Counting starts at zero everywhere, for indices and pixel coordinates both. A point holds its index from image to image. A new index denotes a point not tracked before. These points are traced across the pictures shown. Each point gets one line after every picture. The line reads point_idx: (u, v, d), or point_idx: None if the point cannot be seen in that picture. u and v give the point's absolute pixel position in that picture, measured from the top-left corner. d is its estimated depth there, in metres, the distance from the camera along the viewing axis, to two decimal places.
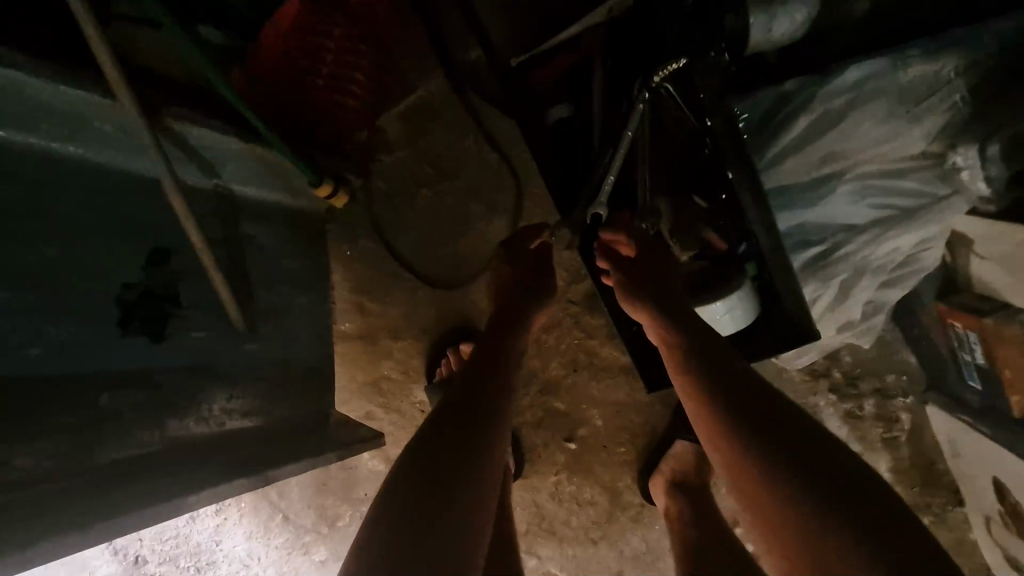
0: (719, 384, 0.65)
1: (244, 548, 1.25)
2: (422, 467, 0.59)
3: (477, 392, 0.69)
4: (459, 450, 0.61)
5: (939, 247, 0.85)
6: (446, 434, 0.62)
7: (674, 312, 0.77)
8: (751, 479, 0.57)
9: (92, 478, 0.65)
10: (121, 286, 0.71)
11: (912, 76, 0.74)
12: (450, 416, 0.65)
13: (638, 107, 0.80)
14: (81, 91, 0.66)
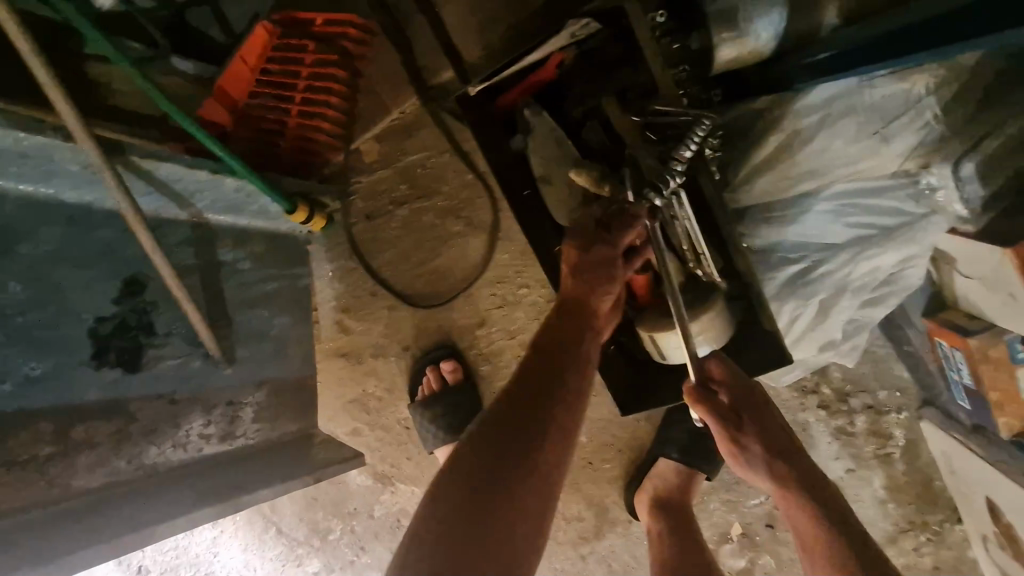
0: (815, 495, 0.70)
1: (241, 559, 1.28)
2: (460, 501, 0.57)
3: (525, 401, 0.64)
4: (502, 479, 0.58)
5: (923, 265, 0.82)
6: (482, 460, 0.60)
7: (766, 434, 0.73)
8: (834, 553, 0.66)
9: (56, 511, 0.67)
10: (93, 320, 0.75)
11: (880, 96, 0.73)
12: (493, 437, 0.61)
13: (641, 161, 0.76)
14: (40, 135, 0.65)
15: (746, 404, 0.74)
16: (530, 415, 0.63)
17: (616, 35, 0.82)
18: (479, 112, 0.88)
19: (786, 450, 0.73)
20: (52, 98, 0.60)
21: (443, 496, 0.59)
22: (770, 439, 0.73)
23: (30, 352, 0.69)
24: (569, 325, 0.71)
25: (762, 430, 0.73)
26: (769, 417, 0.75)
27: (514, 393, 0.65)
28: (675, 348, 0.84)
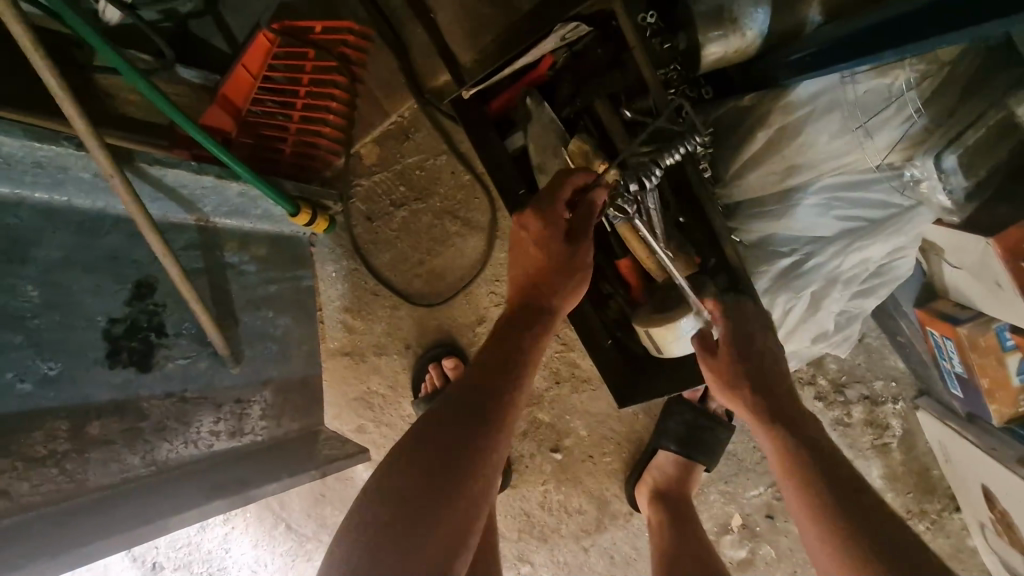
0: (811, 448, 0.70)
1: (252, 555, 1.31)
2: (419, 476, 0.61)
3: (483, 386, 0.68)
4: (457, 448, 0.63)
5: (912, 256, 0.84)
6: (440, 438, 0.64)
7: (768, 392, 0.75)
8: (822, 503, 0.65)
9: (70, 506, 0.70)
10: (107, 321, 0.78)
11: (865, 91, 0.75)
12: (451, 410, 0.66)
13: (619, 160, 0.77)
14: (56, 146, 0.68)
15: (749, 364, 0.77)
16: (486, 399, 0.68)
17: (605, 38, 0.85)
18: (474, 115, 0.90)
19: (791, 408, 0.74)
20: (66, 111, 0.63)
21: (401, 467, 0.63)
22: (773, 397, 0.75)
23: (45, 353, 0.71)
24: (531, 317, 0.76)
25: (765, 387, 0.76)
26: (776, 376, 0.76)
27: (472, 377, 0.70)
28: (669, 342, 0.85)
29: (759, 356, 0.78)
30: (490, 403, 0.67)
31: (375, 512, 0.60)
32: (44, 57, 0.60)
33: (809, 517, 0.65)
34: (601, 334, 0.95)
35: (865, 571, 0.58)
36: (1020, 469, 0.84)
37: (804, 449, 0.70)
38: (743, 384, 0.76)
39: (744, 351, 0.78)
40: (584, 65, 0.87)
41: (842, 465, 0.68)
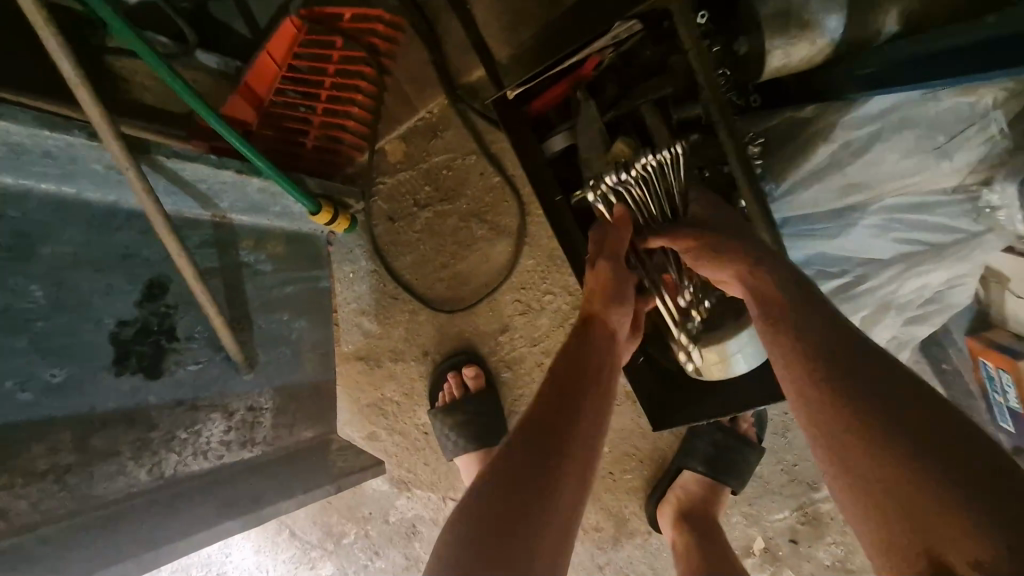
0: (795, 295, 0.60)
1: (254, 561, 1.27)
2: (495, 525, 0.55)
3: (547, 426, 0.62)
4: (525, 495, 0.57)
5: (973, 283, 0.78)
6: (509, 480, 0.58)
7: (764, 263, 0.64)
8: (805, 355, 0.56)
9: (67, 527, 0.64)
10: (115, 324, 0.72)
11: (943, 109, 0.70)
12: (519, 454, 0.60)
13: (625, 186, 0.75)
14: (65, 134, 0.63)
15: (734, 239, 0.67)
16: (552, 452, 0.60)
17: (655, 37, 0.79)
18: (513, 118, 0.84)
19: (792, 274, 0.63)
20: (81, 99, 0.59)
21: (472, 509, 0.57)
22: (769, 269, 0.63)
23: (49, 357, 0.66)
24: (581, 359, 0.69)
25: (759, 262, 0.64)
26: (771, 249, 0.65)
27: (534, 418, 0.63)
28: (711, 363, 0.79)
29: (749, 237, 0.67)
30: (556, 446, 0.61)
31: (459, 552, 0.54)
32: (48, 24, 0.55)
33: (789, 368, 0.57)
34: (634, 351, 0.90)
35: (846, 415, 0.51)
36: None
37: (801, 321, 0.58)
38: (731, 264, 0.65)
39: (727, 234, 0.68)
40: (632, 67, 0.81)
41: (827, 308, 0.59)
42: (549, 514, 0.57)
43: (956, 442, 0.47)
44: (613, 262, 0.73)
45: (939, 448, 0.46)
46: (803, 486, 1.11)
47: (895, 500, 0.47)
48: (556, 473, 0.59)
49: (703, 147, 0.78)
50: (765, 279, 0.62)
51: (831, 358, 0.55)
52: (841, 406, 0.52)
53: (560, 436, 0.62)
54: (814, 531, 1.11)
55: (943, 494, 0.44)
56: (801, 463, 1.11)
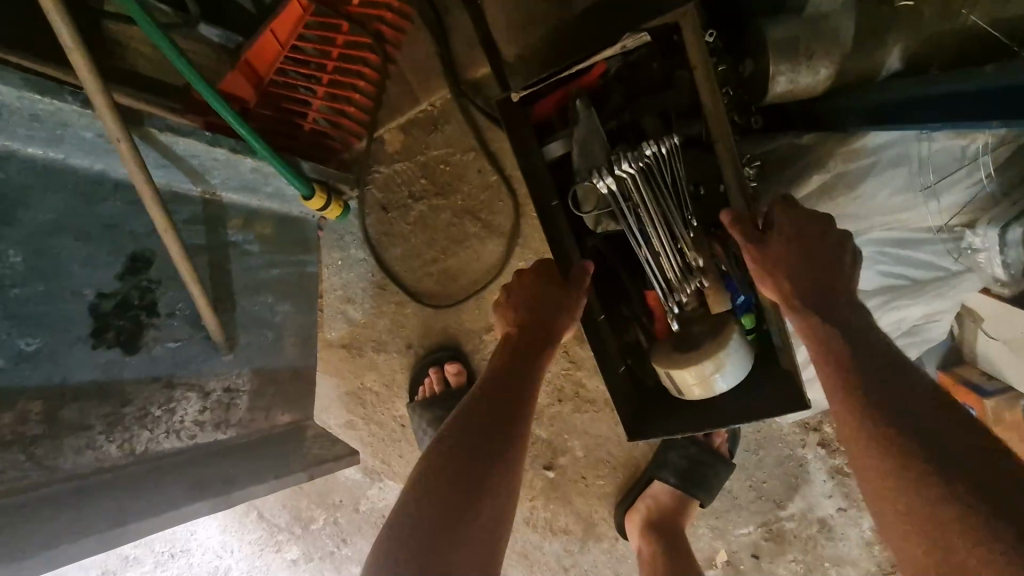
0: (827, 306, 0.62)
1: (219, 539, 1.26)
2: (442, 495, 0.62)
3: (493, 411, 0.69)
4: (472, 471, 0.64)
5: (948, 319, 0.80)
6: (456, 458, 0.65)
7: (815, 280, 0.63)
8: (840, 367, 0.57)
9: (31, 499, 0.63)
10: (95, 295, 0.71)
11: (937, 149, 0.71)
12: (465, 434, 0.67)
13: (626, 176, 0.75)
14: (59, 100, 0.61)
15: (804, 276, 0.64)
16: (496, 433, 0.67)
17: (665, 52, 0.79)
18: (516, 118, 0.79)
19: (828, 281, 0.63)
20: (74, 64, 0.58)
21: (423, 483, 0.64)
22: (827, 313, 0.61)
23: (23, 326, 0.65)
24: (520, 373, 0.74)
25: (829, 307, 0.62)
26: (825, 276, 0.63)
27: (481, 401, 0.70)
28: (690, 382, 0.77)
29: (823, 271, 0.64)
30: (499, 429, 0.68)
31: (414, 517, 0.61)
32: None
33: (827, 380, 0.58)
34: (616, 361, 0.86)
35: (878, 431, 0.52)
36: None
37: (836, 332, 0.59)
38: (798, 305, 0.62)
39: (797, 258, 0.64)
40: (638, 79, 0.81)
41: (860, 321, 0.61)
42: (491, 488, 0.64)
43: (976, 460, 0.48)
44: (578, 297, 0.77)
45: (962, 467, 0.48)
46: (769, 503, 1.13)
47: (925, 518, 0.47)
48: (499, 451, 0.66)
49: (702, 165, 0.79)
50: (830, 326, 0.60)
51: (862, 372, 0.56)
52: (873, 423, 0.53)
53: (503, 418, 0.69)
54: (775, 547, 1.14)
55: (992, 545, 0.43)
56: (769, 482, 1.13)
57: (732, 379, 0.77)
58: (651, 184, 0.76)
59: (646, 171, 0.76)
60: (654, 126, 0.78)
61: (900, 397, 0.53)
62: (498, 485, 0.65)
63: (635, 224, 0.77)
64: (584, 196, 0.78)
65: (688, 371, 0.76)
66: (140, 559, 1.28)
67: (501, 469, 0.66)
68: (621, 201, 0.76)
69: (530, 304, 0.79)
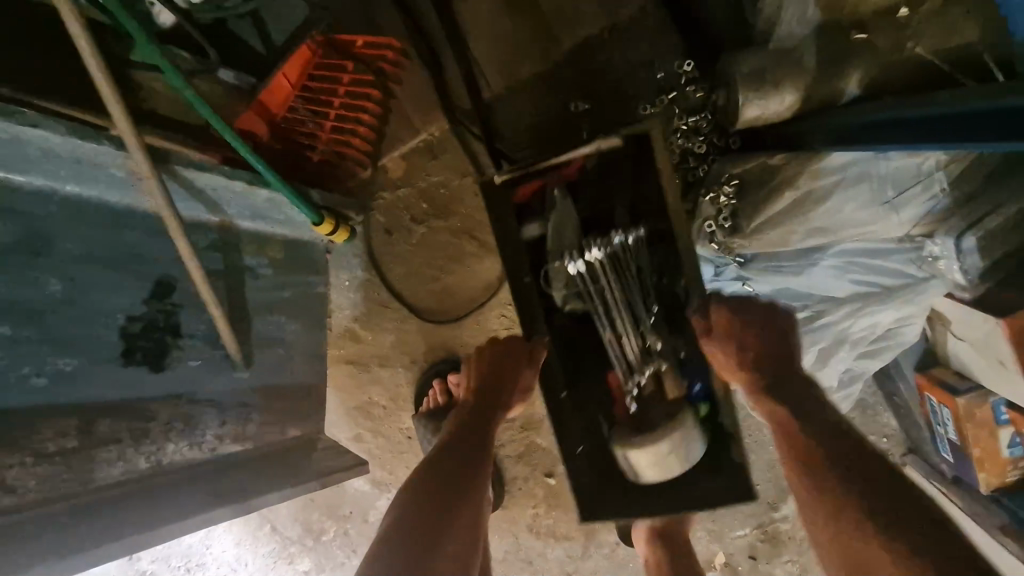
0: (788, 392, 0.69)
1: (233, 553, 1.30)
2: (427, 496, 0.67)
3: (472, 438, 0.76)
4: (455, 481, 0.69)
5: (919, 323, 0.85)
6: (440, 467, 0.70)
7: (775, 368, 0.71)
8: (805, 453, 0.64)
9: (70, 508, 0.67)
10: (125, 319, 0.77)
11: (897, 166, 0.77)
12: (449, 451, 0.73)
13: (597, 258, 0.85)
14: (99, 144, 0.68)
15: (771, 356, 0.72)
16: (475, 451, 0.73)
17: (634, 155, 0.90)
18: (499, 197, 0.89)
19: (787, 363, 0.71)
20: (111, 112, 0.65)
21: (410, 490, 0.68)
22: (791, 398, 0.68)
23: (61, 348, 0.69)
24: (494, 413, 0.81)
25: (790, 390, 0.69)
26: (786, 359, 0.71)
27: (459, 432, 0.77)
28: (646, 465, 0.82)
29: (780, 350, 0.72)
30: (478, 452, 0.74)
31: (402, 513, 0.64)
32: (90, 44, 0.62)
33: (794, 464, 0.65)
34: (575, 440, 0.90)
35: (846, 512, 0.58)
36: (1004, 538, 0.85)
37: (798, 416, 0.66)
38: (760, 387, 0.71)
39: (756, 344, 0.73)
40: (610, 175, 0.93)
41: (822, 403, 0.68)
42: (469, 498, 0.68)
43: (934, 534, 0.53)
44: (533, 372, 0.87)
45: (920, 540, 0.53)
46: (764, 505, 1.17)
47: None
48: (477, 468, 0.72)
49: (665, 257, 0.90)
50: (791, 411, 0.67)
51: (826, 456, 0.62)
52: (840, 504, 0.59)
53: (480, 443, 0.75)
54: (771, 549, 1.18)
55: None
56: (762, 485, 1.18)
57: (683, 465, 0.82)
58: (618, 270, 0.87)
59: (614, 257, 0.87)
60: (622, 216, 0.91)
61: (862, 476, 0.60)
62: (474, 496, 0.69)
63: (606, 305, 0.87)
64: (555, 272, 0.87)
65: (643, 454, 0.81)
66: (157, 575, 1.32)
67: (478, 483, 0.70)
68: (592, 283, 0.86)
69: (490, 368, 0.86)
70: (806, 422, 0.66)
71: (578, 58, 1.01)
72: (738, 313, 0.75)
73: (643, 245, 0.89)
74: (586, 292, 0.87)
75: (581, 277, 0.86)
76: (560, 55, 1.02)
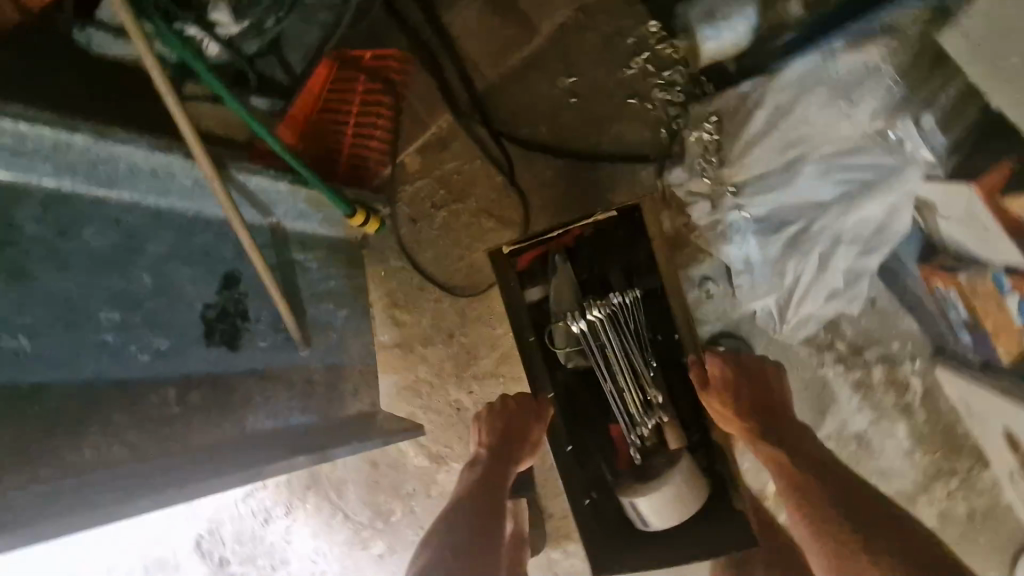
0: (775, 434, 1.00)
1: (312, 547, 1.40)
2: (457, 561, 0.86)
3: (489, 490, 0.98)
4: (482, 513, 0.95)
5: (908, 211, 0.91)
6: (465, 535, 0.90)
7: (759, 414, 1.02)
8: (800, 484, 0.94)
9: (179, 460, 0.80)
10: (202, 306, 0.90)
11: (846, 66, 0.85)
12: (473, 506, 0.95)
13: (597, 316, 1.07)
14: (170, 155, 0.82)
15: (758, 409, 1.02)
16: (491, 516, 0.94)
17: (626, 226, 1.11)
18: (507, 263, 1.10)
19: (767, 414, 1.02)
20: (177, 120, 0.78)
21: (444, 550, 0.88)
22: (777, 434, 1.00)
23: (158, 330, 0.83)
24: (502, 470, 1.02)
25: (775, 433, 1.00)
26: (769, 410, 1.03)
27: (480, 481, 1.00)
28: (650, 511, 1.03)
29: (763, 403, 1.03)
30: (496, 491, 0.99)
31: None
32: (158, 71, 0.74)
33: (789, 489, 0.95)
34: (581, 494, 1.09)
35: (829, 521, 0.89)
36: None
37: (786, 451, 0.97)
38: (756, 431, 1.00)
39: (751, 399, 1.03)
40: (605, 242, 1.13)
41: (791, 434, 1.01)
42: (491, 554, 0.89)
43: (875, 523, 0.87)
44: (542, 426, 1.07)
45: (868, 523, 0.87)
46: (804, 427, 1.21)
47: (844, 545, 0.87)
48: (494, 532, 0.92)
49: (655, 316, 1.13)
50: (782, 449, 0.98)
51: (812, 480, 0.93)
52: (818, 511, 0.91)
53: (493, 508, 0.96)
54: None
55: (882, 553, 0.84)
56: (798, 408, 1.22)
57: (683, 506, 1.03)
58: (615, 325, 1.10)
59: (613, 315, 1.10)
60: (618, 277, 1.12)
61: (825, 483, 0.93)
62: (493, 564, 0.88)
63: (609, 356, 1.09)
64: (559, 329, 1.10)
65: (652, 497, 1.02)
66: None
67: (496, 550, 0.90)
68: (595, 338, 1.08)
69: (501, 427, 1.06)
70: (795, 459, 0.96)
71: (557, 38, 1.14)
72: (734, 372, 1.05)
73: (639, 306, 1.11)
74: (591, 347, 1.09)
75: (586, 334, 1.08)
76: (541, 40, 1.15)
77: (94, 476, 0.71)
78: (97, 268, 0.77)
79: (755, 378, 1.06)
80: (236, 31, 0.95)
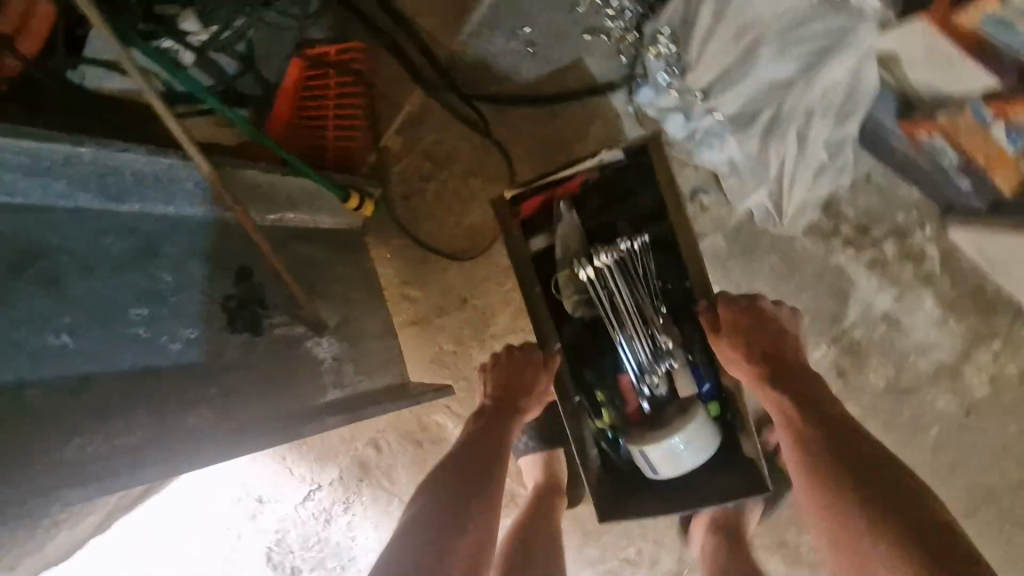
0: (783, 377, 0.93)
1: (377, 538, 1.42)
2: (447, 503, 0.87)
3: (490, 437, 0.98)
4: (479, 461, 0.94)
5: (871, 68, 0.90)
6: (456, 478, 0.91)
7: (772, 359, 0.95)
8: (807, 436, 0.87)
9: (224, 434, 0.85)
10: (223, 297, 0.95)
11: None
12: (469, 451, 0.96)
13: (606, 262, 1.09)
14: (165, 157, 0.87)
15: (768, 354, 0.95)
16: (487, 462, 0.94)
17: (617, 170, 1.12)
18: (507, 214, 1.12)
19: (777, 357, 0.95)
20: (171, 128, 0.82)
21: (433, 492, 0.89)
22: (784, 379, 0.93)
23: (184, 321, 0.88)
24: (506, 419, 1.02)
25: (785, 379, 0.93)
26: (779, 352, 0.96)
27: (481, 427, 1.00)
28: (659, 458, 1.04)
29: (774, 346, 0.96)
30: (497, 438, 0.99)
31: (427, 517, 0.85)
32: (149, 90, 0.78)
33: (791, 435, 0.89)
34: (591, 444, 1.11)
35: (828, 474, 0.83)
36: None
37: (793, 395, 0.91)
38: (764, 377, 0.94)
39: (760, 344, 0.96)
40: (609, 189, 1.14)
41: (802, 375, 0.94)
42: (483, 498, 0.90)
43: (878, 479, 0.81)
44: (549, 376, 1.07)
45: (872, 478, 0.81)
46: (828, 319, 1.20)
47: (847, 511, 0.80)
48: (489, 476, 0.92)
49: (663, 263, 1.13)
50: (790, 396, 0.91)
51: (821, 431, 0.86)
52: (822, 465, 0.84)
53: (494, 454, 0.96)
54: (854, 358, 1.20)
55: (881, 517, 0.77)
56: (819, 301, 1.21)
57: (690, 450, 1.03)
58: (624, 272, 1.11)
59: (621, 262, 1.11)
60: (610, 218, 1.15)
61: (837, 436, 0.86)
62: (482, 508, 0.89)
63: (620, 303, 1.11)
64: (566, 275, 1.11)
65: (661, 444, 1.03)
66: None
67: (489, 497, 0.90)
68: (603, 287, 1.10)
69: (508, 375, 1.07)
70: (802, 406, 0.90)
71: None
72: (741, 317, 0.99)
73: (646, 252, 1.12)
74: (599, 296, 1.11)
75: (594, 281, 1.10)
76: None
77: (150, 448, 0.77)
78: (120, 267, 0.83)
79: (766, 322, 0.98)
80: (206, 36, 0.99)
